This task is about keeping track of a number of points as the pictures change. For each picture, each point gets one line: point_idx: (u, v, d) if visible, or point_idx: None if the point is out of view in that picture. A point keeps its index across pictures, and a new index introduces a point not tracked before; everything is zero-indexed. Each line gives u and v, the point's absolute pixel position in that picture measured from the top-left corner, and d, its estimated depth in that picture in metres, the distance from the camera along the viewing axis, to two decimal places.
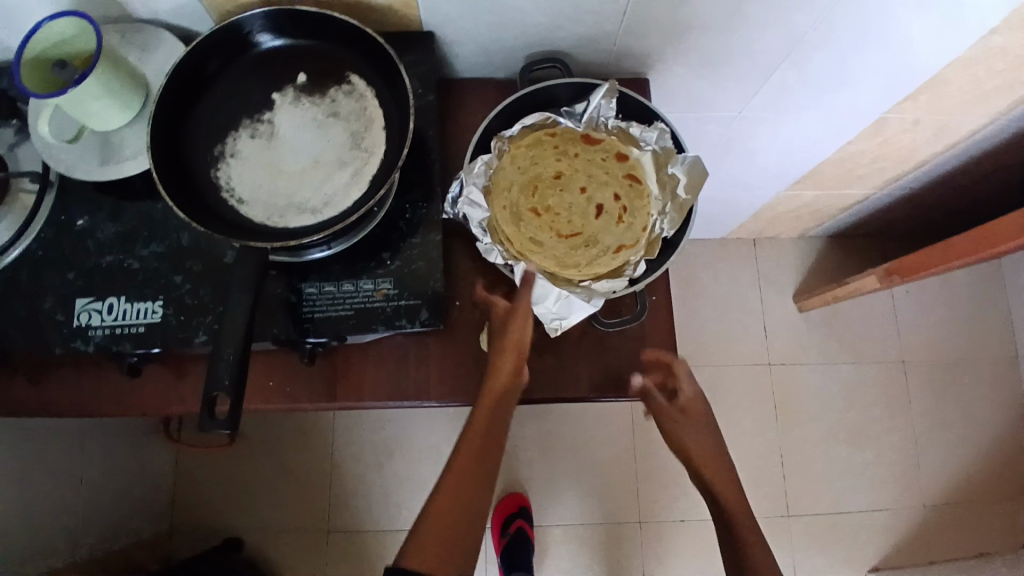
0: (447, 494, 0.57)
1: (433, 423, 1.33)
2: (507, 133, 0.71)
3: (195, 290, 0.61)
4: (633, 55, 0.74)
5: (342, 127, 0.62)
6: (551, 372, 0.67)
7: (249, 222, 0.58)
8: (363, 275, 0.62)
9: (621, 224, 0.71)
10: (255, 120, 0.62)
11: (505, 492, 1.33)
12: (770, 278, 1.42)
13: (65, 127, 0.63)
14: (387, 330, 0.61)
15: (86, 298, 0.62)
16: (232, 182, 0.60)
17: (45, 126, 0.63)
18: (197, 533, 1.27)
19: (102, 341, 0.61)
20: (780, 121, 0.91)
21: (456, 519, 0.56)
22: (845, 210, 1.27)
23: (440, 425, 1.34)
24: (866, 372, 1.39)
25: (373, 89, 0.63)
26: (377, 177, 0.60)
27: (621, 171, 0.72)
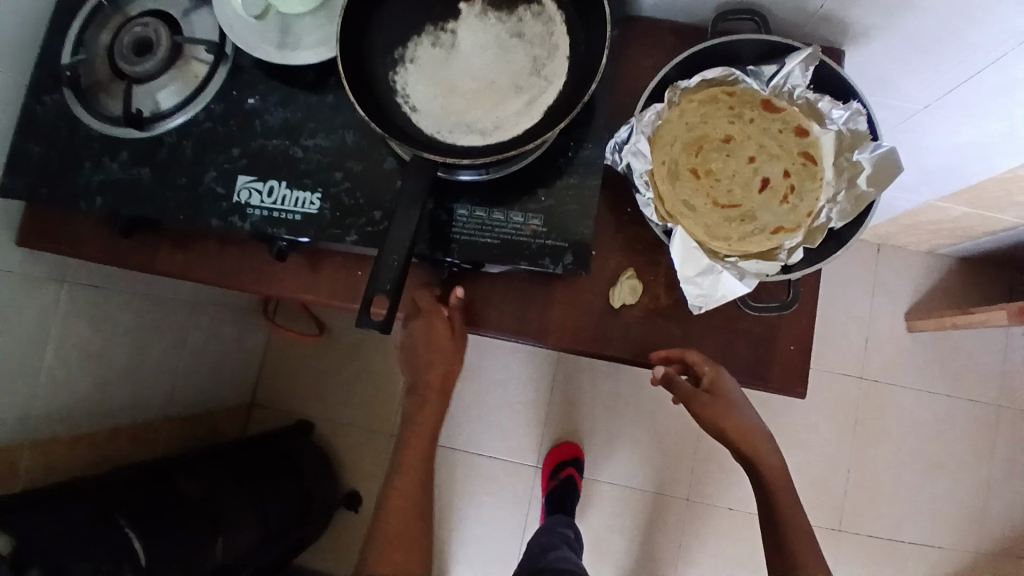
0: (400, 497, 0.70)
1: (502, 356, 1.39)
2: (684, 83, 0.67)
3: (352, 190, 0.62)
4: (835, 22, 0.67)
5: (525, 50, 0.59)
6: (675, 343, 0.66)
7: (418, 133, 0.58)
8: (515, 207, 0.61)
9: (783, 203, 0.66)
10: (438, 28, 0.60)
11: (561, 441, 1.35)
12: (884, 288, 1.33)
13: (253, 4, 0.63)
14: (529, 267, 0.60)
15: (247, 177, 0.64)
16: (406, 89, 0.59)
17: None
18: (275, 412, 1.36)
19: (258, 222, 0.63)
20: (967, 124, 0.82)
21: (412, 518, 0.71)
22: (993, 233, 1.16)
23: (510, 359, 1.39)
24: (962, 407, 1.30)
25: (562, 15, 0.59)
26: (553, 110, 0.58)
27: (796, 147, 0.66)
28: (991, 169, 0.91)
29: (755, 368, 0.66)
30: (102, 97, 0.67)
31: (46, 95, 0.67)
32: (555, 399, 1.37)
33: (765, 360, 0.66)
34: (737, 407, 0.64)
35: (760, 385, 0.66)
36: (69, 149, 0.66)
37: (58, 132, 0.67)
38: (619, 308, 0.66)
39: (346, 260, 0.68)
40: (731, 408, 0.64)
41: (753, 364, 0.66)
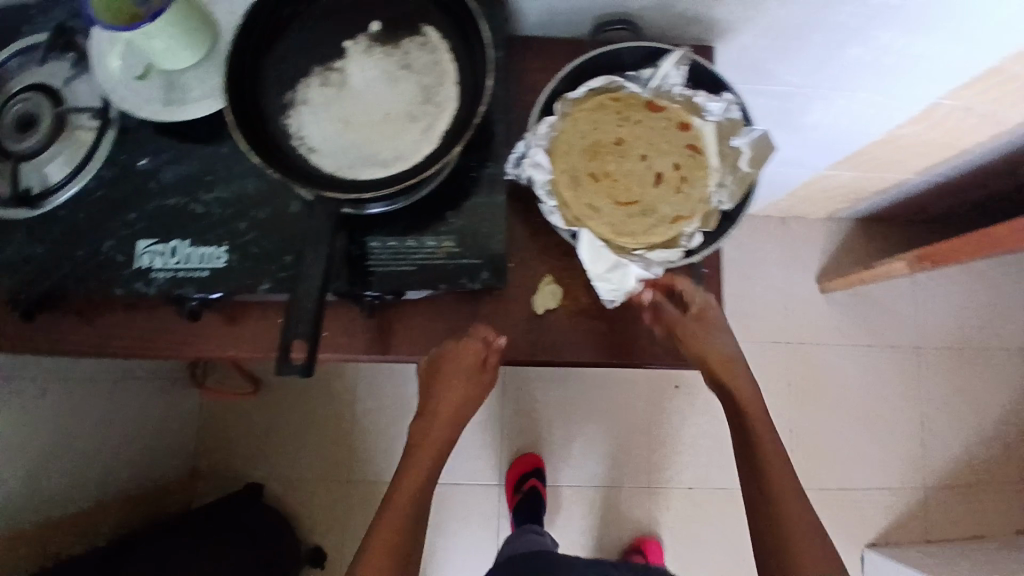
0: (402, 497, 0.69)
1: None
2: (571, 96, 0.70)
3: (259, 238, 0.62)
4: (701, 22, 0.73)
5: (415, 80, 0.60)
6: (602, 338, 0.69)
7: (319, 173, 0.58)
8: (426, 232, 0.62)
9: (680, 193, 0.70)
10: (326, 67, 0.60)
11: (521, 453, 1.36)
12: (795, 257, 1.42)
13: (135, 65, 0.62)
14: (448, 288, 0.61)
15: (148, 241, 0.62)
16: (301, 130, 0.59)
17: (112, 59, 0.63)
18: (222, 476, 1.30)
19: (163, 285, 0.62)
20: (836, 98, 0.90)
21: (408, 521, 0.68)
22: (880, 192, 1.26)
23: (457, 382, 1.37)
24: (882, 354, 1.40)
25: (447, 42, 0.61)
26: (449, 135, 0.59)
27: (684, 139, 0.71)
28: (863, 134, 1.00)
29: (679, 350, 0.69)
30: None
31: None
32: (508, 412, 1.38)
33: (687, 341, 0.70)
34: (718, 333, 0.71)
35: (686, 365, 0.70)
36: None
37: None
38: (543, 314, 0.68)
39: (264, 309, 0.66)
40: (712, 335, 0.70)
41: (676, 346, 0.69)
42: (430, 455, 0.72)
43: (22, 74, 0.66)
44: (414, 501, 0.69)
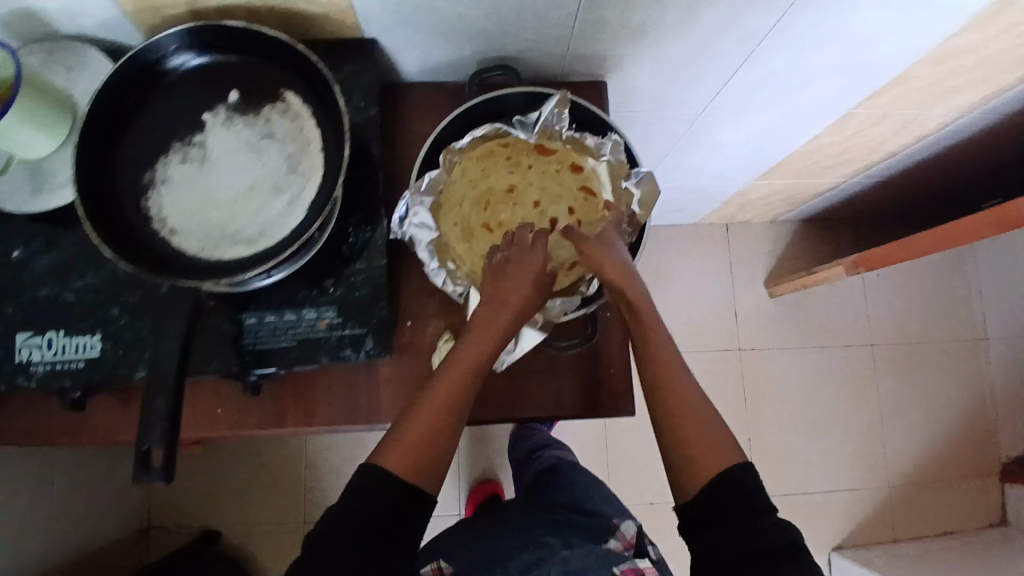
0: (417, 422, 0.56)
1: None
2: (457, 144, 0.67)
3: (132, 324, 0.60)
4: (587, 60, 0.71)
5: (278, 150, 0.59)
6: (505, 391, 0.67)
7: (182, 256, 0.56)
8: (305, 304, 0.60)
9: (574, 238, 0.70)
10: (186, 142, 0.58)
11: (479, 478, 1.35)
12: (741, 263, 1.41)
13: None
14: (330, 361, 0.60)
15: (23, 334, 0.60)
16: (162, 212, 0.57)
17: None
18: (173, 531, 1.27)
19: (42, 378, 0.59)
20: (746, 117, 0.88)
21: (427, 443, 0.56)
22: (817, 195, 1.25)
23: None
24: (835, 354, 1.40)
25: (309, 107, 0.59)
26: (315, 206, 0.57)
27: (576, 183, 0.71)
28: (784, 147, 0.99)
29: (586, 397, 0.68)
30: None
31: None
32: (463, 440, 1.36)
33: (593, 387, 0.68)
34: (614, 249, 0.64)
35: (595, 412, 0.68)
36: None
37: None
38: None
39: None
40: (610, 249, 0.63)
41: (581, 394, 0.68)
42: (457, 383, 0.57)
43: None
44: (438, 429, 0.56)
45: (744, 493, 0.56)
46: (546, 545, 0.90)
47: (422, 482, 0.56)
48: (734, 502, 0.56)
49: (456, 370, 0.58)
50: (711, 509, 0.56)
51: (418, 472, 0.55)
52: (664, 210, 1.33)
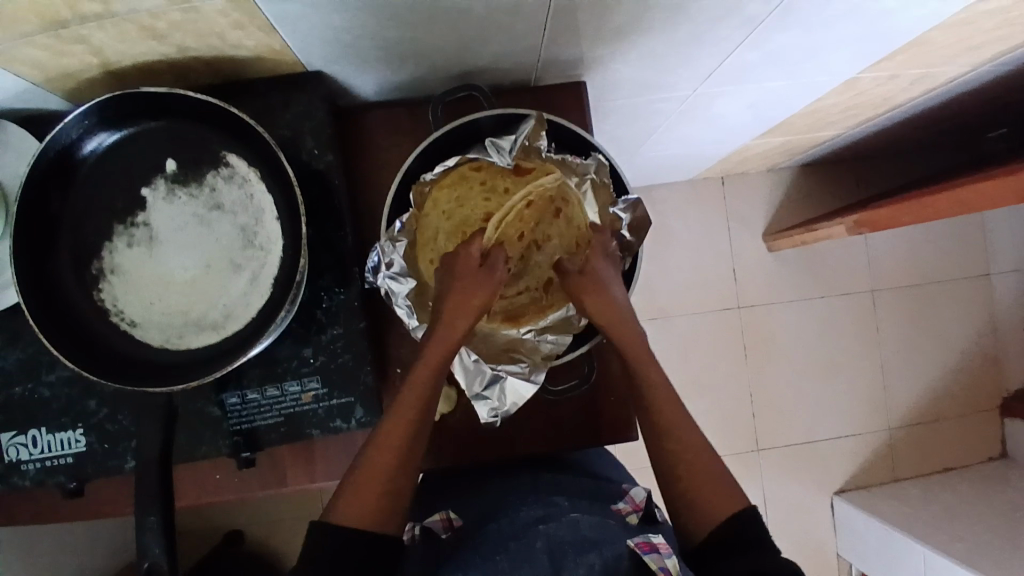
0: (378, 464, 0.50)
1: None
2: (429, 176, 0.61)
3: (113, 414, 0.58)
4: (561, 63, 0.64)
5: (230, 221, 0.54)
6: (505, 430, 0.65)
7: (146, 351, 0.53)
8: (287, 376, 0.58)
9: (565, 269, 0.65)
10: (128, 224, 0.54)
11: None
12: (740, 217, 1.36)
13: None
14: (322, 433, 0.58)
15: (7, 433, 0.58)
16: (118, 303, 0.53)
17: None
18: (200, 533, 1.31)
19: (37, 476, 0.58)
20: (741, 92, 0.80)
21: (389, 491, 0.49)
22: (818, 144, 1.18)
23: None
24: (837, 302, 1.38)
25: (256, 171, 0.54)
26: (278, 283, 0.53)
27: (556, 201, 0.64)
28: (784, 112, 0.91)
29: (587, 428, 0.65)
30: None
31: None
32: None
33: (595, 418, 0.66)
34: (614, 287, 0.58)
35: (598, 442, 0.66)
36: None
37: None
38: (440, 418, 0.65)
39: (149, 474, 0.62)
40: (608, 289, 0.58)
41: (583, 428, 0.65)
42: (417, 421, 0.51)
43: None
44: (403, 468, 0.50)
45: (757, 534, 0.48)
46: (552, 507, 0.55)
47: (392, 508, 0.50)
48: (753, 543, 0.47)
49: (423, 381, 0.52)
50: (722, 551, 0.48)
51: (382, 500, 0.49)
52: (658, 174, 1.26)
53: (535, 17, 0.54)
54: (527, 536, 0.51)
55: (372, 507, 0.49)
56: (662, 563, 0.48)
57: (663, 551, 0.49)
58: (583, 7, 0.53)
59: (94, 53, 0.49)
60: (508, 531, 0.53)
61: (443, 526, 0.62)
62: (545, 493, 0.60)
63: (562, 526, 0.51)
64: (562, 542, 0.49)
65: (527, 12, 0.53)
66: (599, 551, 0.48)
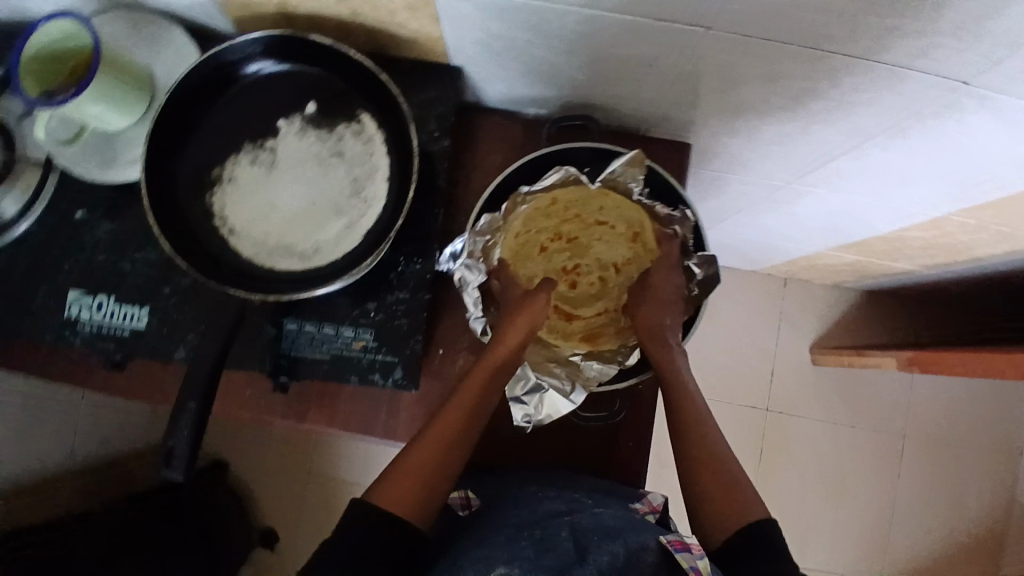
0: (418, 461, 0.51)
1: None
2: (526, 188, 0.64)
3: (180, 306, 0.62)
4: (674, 121, 0.68)
5: (345, 171, 0.59)
6: (521, 440, 0.67)
7: (234, 258, 0.58)
8: (345, 322, 0.62)
9: None
10: (257, 145, 0.59)
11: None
12: (791, 322, 1.35)
13: (62, 129, 0.61)
14: (359, 382, 0.61)
15: (78, 291, 0.63)
16: (224, 210, 0.58)
17: (40, 129, 0.60)
18: None
19: (88, 338, 0.62)
20: (829, 198, 0.82)
21: (427, 479, 0.51)
22: (889, 274, 1.19)
23: None
24: (863, 435, 1.35)
25: (382, 134, 0.59)
26: (370, 236, 0.58)
27: (634, 227, 0.68)
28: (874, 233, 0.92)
29: (599, 462, 0.67)
30: None
31: None
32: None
33: (608, 458, 0.67)
34: (669, 302, 0.62)
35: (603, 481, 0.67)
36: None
37: None
38: None
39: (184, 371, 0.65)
40: (664, 307, 0.62)
41: (595, 461, 0.67)
42: (448, 440, 0.53)
43: None
44: (439, 471, 0.52)
45: (775, 548, 0.48)
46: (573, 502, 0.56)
47: (418, 519, 0.49)
48: (767, 553, 0.47)
49: (449, 425, 0.53)
50: (739, 555, 0.48)
51: (416, 492, 0.50)
52: (724, 252, 1.27)
53: (666, 75, 0.58)
54: (552, 524, 0.51)
55: (404, 501, 0.49)
56: (693, 561, 0.47)
57: (694, 551, 0.48)
58: (712, 77, 0.57)
59: None
60: (529, 517, 0.53)
61: (461, 503, 0.61)
62: (558, 484, 0.60)
63: (586, 518, 0.52)
64: (586, 530, 0.50)
65: (661, 69, 0.57)
66: (624, 541, 0.49)
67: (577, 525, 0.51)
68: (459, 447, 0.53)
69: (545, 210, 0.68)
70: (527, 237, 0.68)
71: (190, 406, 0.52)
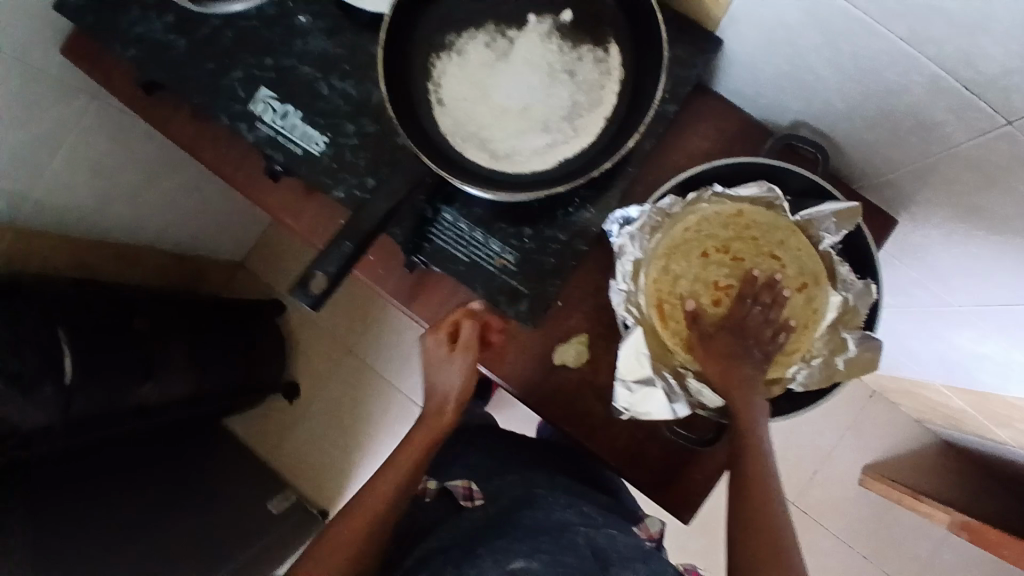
0: (338, 540, 0.65)
1: None
2: (717, 188, 0.63)
3: (357, 149, 0.62)
4: (896, 191, 0.63)
5: (570, 92, 0.57)
6: (595, 423, 0.66)
7: (432, 127, 0.57)
8: (496, 235, 0.61)
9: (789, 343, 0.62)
10: (499, 30, 0.57)
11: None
12: (857, 435, 1.29)
13: None
14: (483, 295, 0.61)
15: (269, 91, 0.62)
16: (441, 78, 0.57)
17: None
18: (257, 285, 1.41)
19: (262, 138, 0.62)
20: None
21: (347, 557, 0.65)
22: (976, 439, 1.09)
23: None
24: (870, 574, 1.28)
25: (622, 73, 0.56)
26: (565, 166, 0.56)
27: (806, 276, 0.62)
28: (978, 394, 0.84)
29: (657, 479, 0.66)
30: None
31: None
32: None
33: (667, 479, 0.66)
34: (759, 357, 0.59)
35: (654, 498, 0.66)
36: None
37: None
38: (556, 367, 0.66)
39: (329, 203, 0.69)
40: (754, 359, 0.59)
41: (653, 476, 0.66)
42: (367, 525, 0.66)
43: None
44: (367, 539, 0.66)
45: None
46: (586, 517, 0.64)
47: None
48: None
49: (374, 503, 0.67)
50: None
51: (348, 557, 0.65)
52: None
53: (930, 145, 0.54)
54: (570, 531, 0.61)
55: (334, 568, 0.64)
56: None
57: None
58: (973, 170, 0.52)
59: None
60: (538, 522, 0.61)
61: (463, 493, 0.67)
62: (566, 495, 0.68)
63: (601, 535, 0.62)
64: (602, 547, 0.60)
65: (930, 137, 0.53)
66: (647, 562, 0.60)
67: (592, 536, 0.61)
68: (378, 524, 0.66)
69: (724, 218, 0.63)
70: (692, 236, 0.63)
71: (347, 248, 0.52)
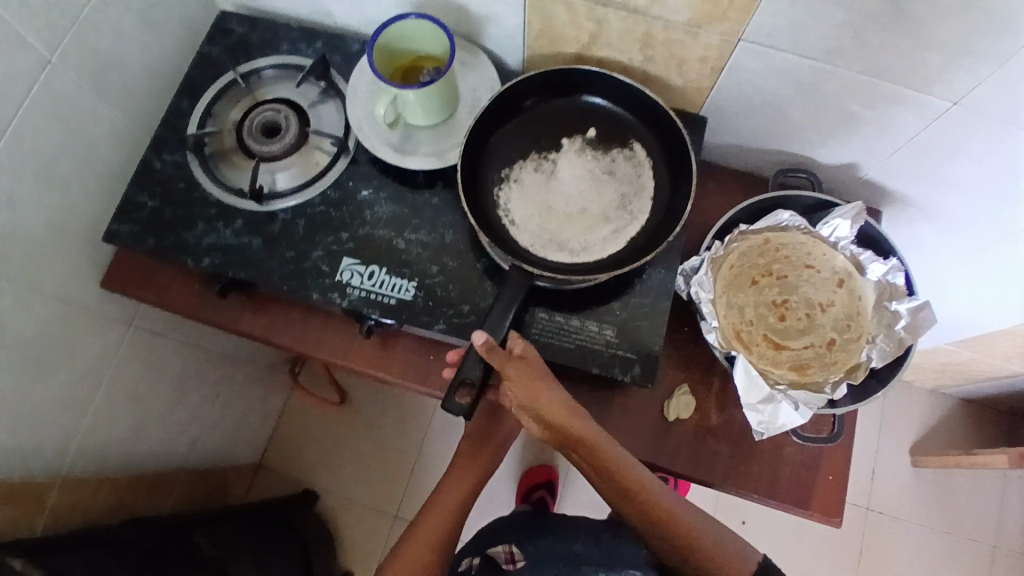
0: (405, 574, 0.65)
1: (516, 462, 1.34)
2: (745, 226, 0.75)
3: (445, 283, 0.68)
4: (875, 188, 0.77)
5: (615, 187, 0.68)
6: (725, 462, 0.71)
7: (514, 243, 0.65)
8: (591, 318, 0.68)
9: (851, 330, 0.72)
10: (542, 156, 0.69)
11: (535, 463, 1.33)
12: (891, 422, 1.38)
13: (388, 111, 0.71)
14: (599, 373, 0.66)
15: (352, 259, 0.69)
16: (508, 205, 0.67)
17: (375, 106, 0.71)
18: (285, 477, 1.36)
19: (355, 301, 0.68)
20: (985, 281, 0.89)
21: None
22: (985, 381, 1.22)
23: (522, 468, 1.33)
24: (964, 550, 1.31)
25: (651, 160, 0.69)
26: (635, 242, 0.66)
27: (839, 273, 0.74)
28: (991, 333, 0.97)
29: (800, 494, 0.71)
30: (219, 164, 0.75)
31: (166, 154, 0.75)
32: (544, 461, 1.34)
33: (807, 490, 0.71)
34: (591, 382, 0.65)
35: (802, 512, 0.70)
36: (181, 205, 0.73)
37: (175, 185, 0.74)
38: (672, 421, 0.71)
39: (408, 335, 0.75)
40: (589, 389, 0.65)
41: (794, 492, 0.71)
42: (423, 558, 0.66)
43: (275, 86, 0.78)
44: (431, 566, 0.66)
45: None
46: None
47: None
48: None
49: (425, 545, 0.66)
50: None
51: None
52: None
53: (892, 144, 0.68)
54: None
55: None
56: None
57: None
58: (934, 150, 0.67)
59: (592, 35, 0.66)
60: None
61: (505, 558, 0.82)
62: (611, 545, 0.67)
63: None
64: None
65: (893, 138, 0.68)
66: None
67: None
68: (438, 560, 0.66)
69: (758, 248, 0.75)
70: (739, 269, 0.74)
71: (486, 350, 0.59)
